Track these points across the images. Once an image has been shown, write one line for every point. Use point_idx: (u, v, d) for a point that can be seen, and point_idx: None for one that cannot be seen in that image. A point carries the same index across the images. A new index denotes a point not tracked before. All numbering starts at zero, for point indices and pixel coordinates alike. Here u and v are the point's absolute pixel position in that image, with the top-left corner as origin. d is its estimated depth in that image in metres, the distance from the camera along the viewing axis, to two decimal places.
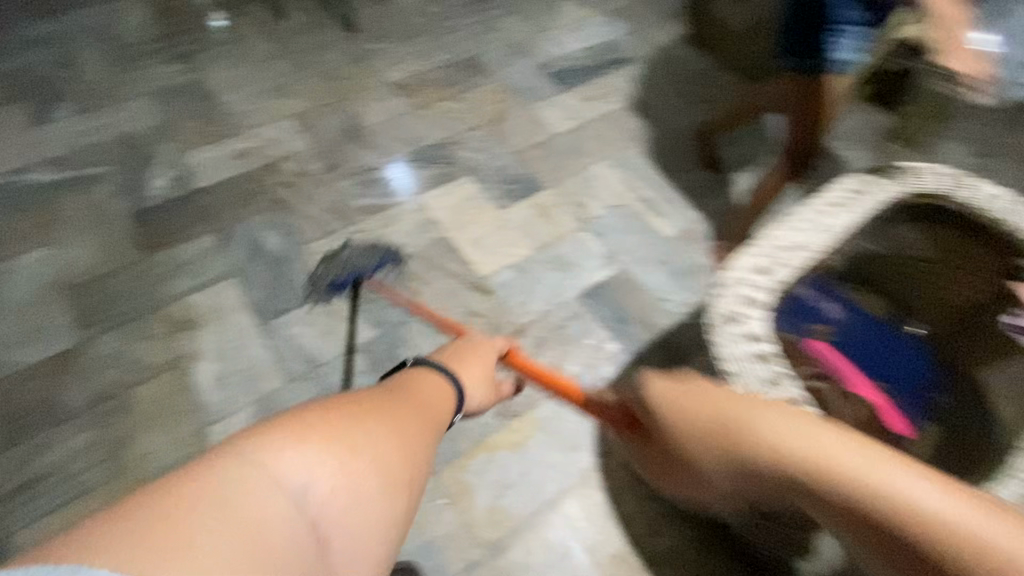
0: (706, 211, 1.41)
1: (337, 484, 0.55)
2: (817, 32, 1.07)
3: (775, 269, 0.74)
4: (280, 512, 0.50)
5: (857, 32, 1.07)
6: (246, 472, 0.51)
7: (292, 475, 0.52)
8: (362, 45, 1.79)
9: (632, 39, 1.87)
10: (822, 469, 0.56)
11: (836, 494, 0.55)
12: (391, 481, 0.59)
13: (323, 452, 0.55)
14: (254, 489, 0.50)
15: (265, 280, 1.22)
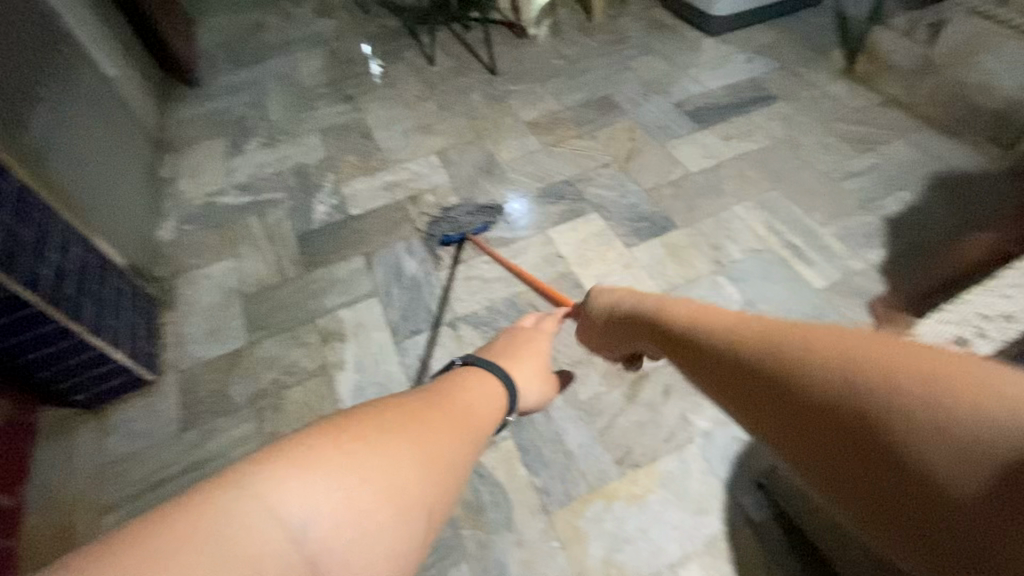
0: (864, 261, 1.27)
1: (365, 505, 0.38)
2: None
3: (976, 341, 0.62)
4: (266, 548, 0.33)
5: None
6: (225, 504, 0.35)
7: (292, 506, 0.36)
8: (501, 87, 1.91)
9: (778, 76, 1.77)
10: (864, 363, 0.29)
11: (821, 392, 0.31)
12: (404, 500, 0.40)
13: (353, 472, 0.39)
14: (241, 523, 0.34)
15: (402, 302, 1.32)
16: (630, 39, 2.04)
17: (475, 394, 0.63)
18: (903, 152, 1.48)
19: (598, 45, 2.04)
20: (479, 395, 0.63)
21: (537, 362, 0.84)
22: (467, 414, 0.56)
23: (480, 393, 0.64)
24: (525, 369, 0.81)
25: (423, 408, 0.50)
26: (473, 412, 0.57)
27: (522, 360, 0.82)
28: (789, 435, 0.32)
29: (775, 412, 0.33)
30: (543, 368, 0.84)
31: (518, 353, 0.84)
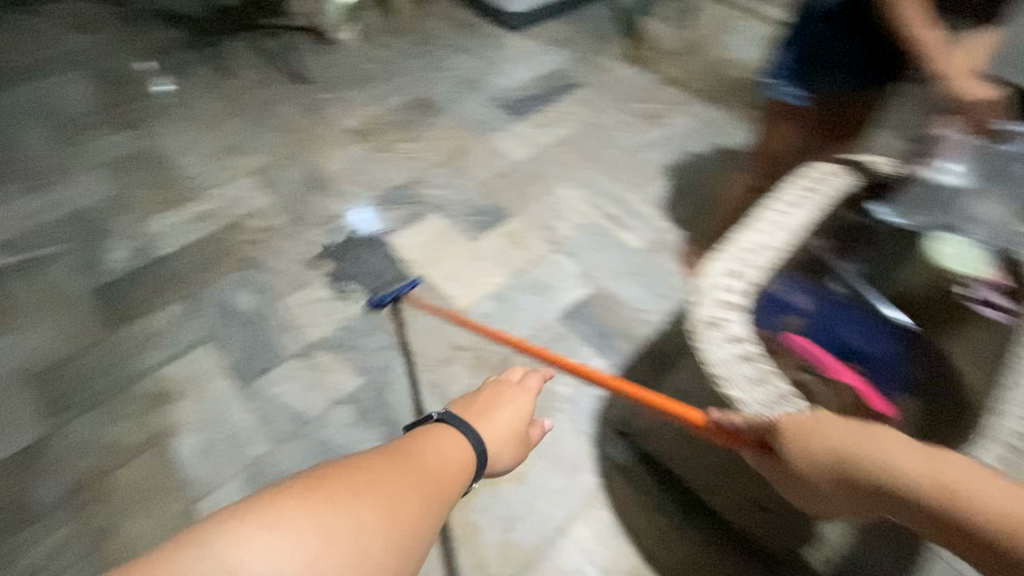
0: (669, 219, 1.48)
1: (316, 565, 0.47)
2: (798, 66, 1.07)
3: (745, 272, 0.76)
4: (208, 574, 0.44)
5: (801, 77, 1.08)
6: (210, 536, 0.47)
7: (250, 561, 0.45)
8: (314, 96, 1.82)
9: (575, 65, 1.95)
10: (952, 491, 0.50)
11: (954, 522, 0.49)
12: (381, 531, 0.52)
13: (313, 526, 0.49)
14: (209, 561, 0.45)
15: (241, 342, 1.20)
16: (438, 38, 2.08)
17: (444, 455, 0.67)
18: (681, 123, 1.74)
19: (408, 46, 2.04)
20: (447, 450, 0.68)
21: (513, 423, 0.87)
22: (429, 470, 0.63)
23: (439, 453, 0.67)
24: (500, 427, 0.84)
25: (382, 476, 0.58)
26: (435, 470, 0.64)
27: (501, 413, 0.87)
28: (925, 524, 0.51)
29: (916, 521, 0.51)
30: (518, 433, 0.87)
31: (492, 409, 0.87)
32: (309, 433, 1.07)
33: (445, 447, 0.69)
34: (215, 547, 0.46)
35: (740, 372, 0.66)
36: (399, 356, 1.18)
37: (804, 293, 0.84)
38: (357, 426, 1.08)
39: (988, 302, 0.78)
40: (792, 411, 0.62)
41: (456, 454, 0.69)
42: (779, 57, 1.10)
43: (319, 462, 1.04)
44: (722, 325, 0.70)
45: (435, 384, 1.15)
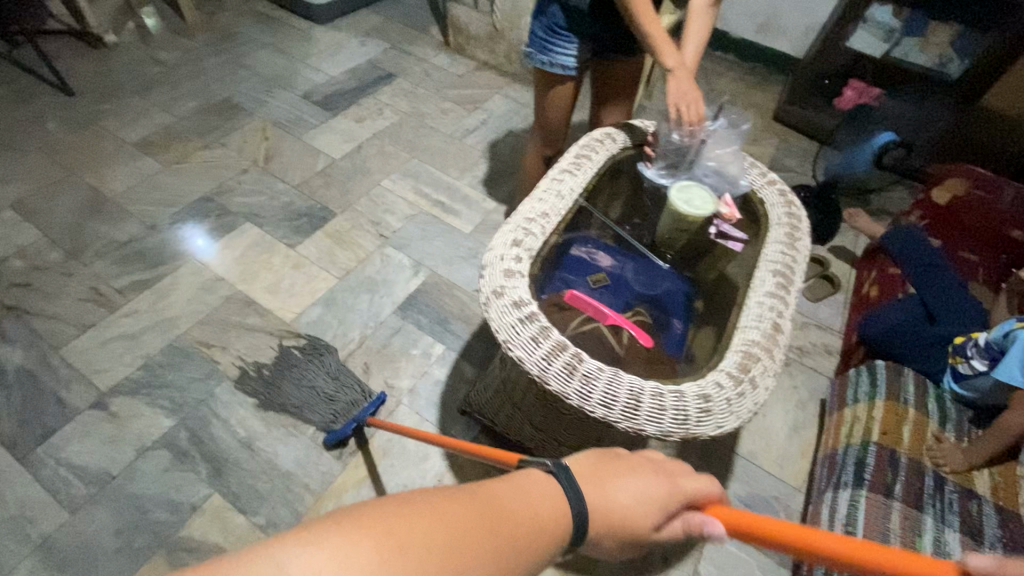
0: (496, 199, 1.52)
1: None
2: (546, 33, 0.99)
3: (525, 239, 0.80)
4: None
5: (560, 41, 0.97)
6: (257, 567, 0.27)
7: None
8: (86, 108, 1.57)
9: (391, 55, 1.91)
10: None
11: None
12: None
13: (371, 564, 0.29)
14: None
15: (13, 406, 1.01)
16: (236, 35, 1.91)
17: (537, 500, 0.40)
18: (500, 105, 1.80)
19: (202, 45, 1.85)
20: (534, 496, 0.40)
21: (649, 499, 0.46)
22: (515, 518, 0.37)
23: (529, 489, 0.41)
24: (621, 501, 0.44)
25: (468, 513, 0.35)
26: (538, 538, 0.37)
27: (622, 485, 0.45)
28: None
29: None
30: (659, 509, 0.46)
31: (612, 473, 0.46)
32: (113, 491, 0.94)
33: (541, 493, 0.41)
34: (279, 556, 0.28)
35: (521, 332, 0.70)
36: (219, 385, 1.08)
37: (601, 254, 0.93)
38: (175, 470, 0.97)
39: (727, 235, 0.94)
40: (566, 358, 0.67)
41: (554, 502, 0.41)
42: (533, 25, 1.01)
43: (129, 521, 0.92)
44: (504, 293, 0.73)
45: (264, 406, 1.07)
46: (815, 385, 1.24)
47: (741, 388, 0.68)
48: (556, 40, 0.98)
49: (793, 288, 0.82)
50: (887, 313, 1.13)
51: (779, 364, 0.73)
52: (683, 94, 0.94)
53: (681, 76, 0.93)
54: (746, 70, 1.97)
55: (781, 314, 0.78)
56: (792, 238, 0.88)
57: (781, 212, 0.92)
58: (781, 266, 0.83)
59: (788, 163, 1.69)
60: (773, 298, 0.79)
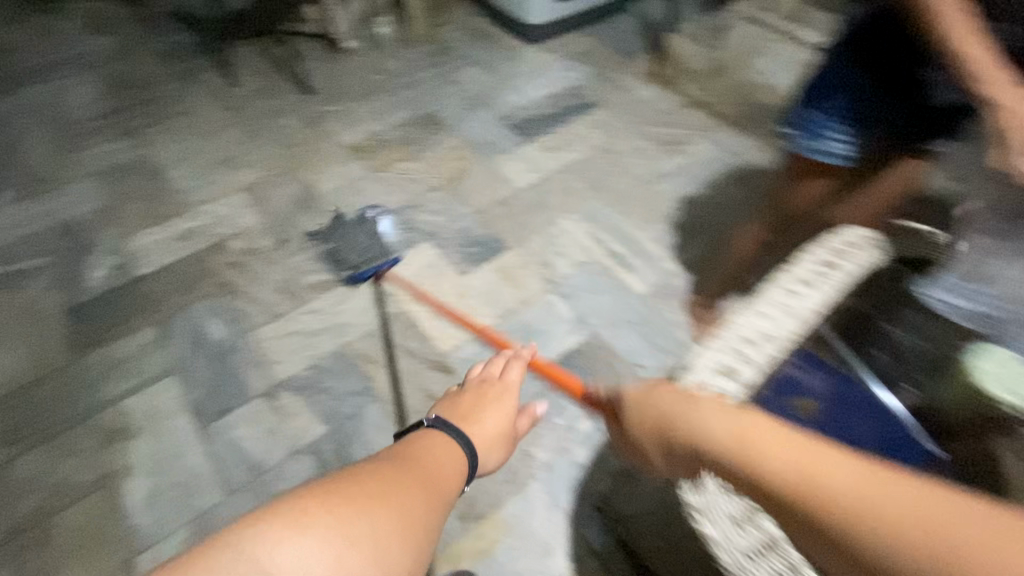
0: (679, 262, 1.35)
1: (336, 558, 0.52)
2: (815, 119, 0.89)
3: (740, 368, 0.64)
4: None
5: (833, 128, 0.87)
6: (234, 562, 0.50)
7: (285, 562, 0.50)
8: (317, 108, 1.75)
9: (594, 83, 1.83)
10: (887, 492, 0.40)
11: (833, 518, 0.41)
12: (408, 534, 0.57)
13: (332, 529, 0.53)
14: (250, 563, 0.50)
15: (207, 377, 1.13)
16: (451, 49, 1.98)
17: (444, 458, 0.71)
18: (704, 152, 1.60)
19: (420, 57, 1.96)
20: (441, 452, 0.71)
21: (498, 419, 0.84)
22: (444, 476, 0.68)
23: (443, 446, 0.73)
24: (486, 429, 0.81)
25: (384, 474, 0.62)
26: (440, 479, 0.67)
27: (486, 419, 0.83)
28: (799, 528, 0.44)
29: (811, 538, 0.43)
30: (505, 432, 0.84)
31: (479, 413, 0.83)
32: (263, 485, 1.01)
33: (441, 451, 0.72)
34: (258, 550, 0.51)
35: (721, 506, 0.57)
36: (369, 405, 1.10)
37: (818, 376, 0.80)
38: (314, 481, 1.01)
39: None
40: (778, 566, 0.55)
41: (443, 452, 0.72)
42: (797, 110, 0.92)
43: None
44: None
45: None
46: None
47: None
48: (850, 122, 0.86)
49: None
50: None
51: None
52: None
53: None
54: None
55: None
56: None
57: None
58: None
59: None
60: None
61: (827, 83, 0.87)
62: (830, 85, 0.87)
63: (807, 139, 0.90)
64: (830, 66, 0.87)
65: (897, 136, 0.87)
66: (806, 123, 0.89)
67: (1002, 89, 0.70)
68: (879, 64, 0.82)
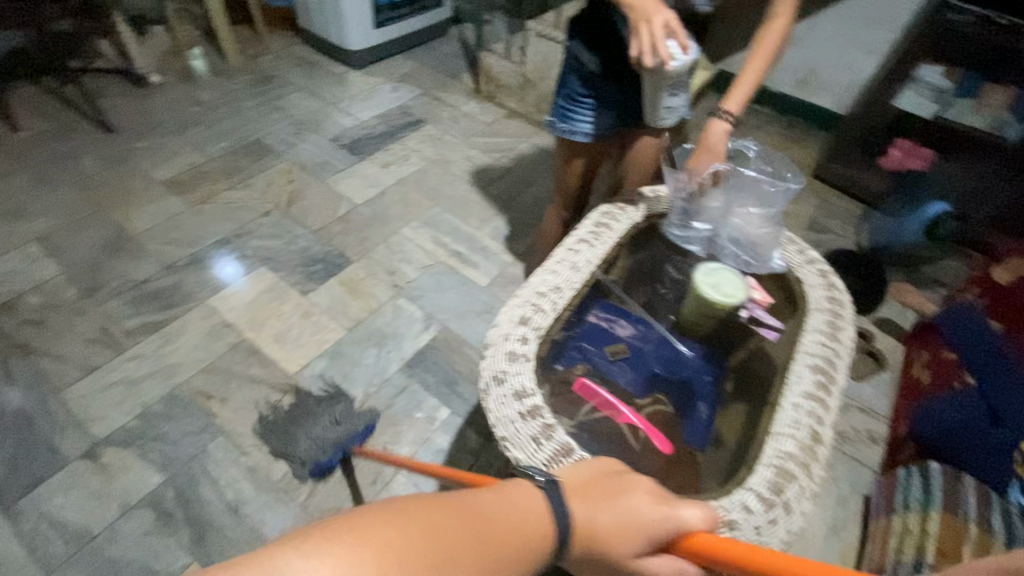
0: (515, 252, 1.48)
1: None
2: (564, 105, 1.10)
3: (535, 316, 0.74)
4: None
5: (575, 111, 1.09)
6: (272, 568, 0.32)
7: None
8: (123, 145, 1.61)
9: (421, 101, 1.93)
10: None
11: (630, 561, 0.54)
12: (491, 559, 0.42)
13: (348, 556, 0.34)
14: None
15: (6, 451, 0.99)
16: (273, 77, 1.96)
17: (522, 516, 0.47)
18: (527, 154, 1.77)
19: (240, 87, 1.90)
20: (523, 515, 0.47)
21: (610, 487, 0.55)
22: (499, 530, 0.44)
23: (524, 506, 0.48)
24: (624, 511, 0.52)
25: (433, 529, 0.40)
26: (497, 534, 0.44)
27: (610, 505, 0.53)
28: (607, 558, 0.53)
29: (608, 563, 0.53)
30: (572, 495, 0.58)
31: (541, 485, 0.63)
32: (91, 552, 0.90)
33: (525, 507, 0.48)
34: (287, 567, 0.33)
35: (522, 431, 0.63)
36: (213, 441, 1.04)
37: (624, 322, 0.89)
38: (156, 533, 0.93)
39: (761, 320, 0.86)
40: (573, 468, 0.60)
41: (531, 512, 0.48)
42: (555, 100, 1.13)
43: None
44: (506, 379, 0.67)
45: (254, 468, 1.02)
46: (857, 480, 1.11)
47: (770, 513, 0.61)
48: (586, 104, 1.08)
49: (836, 391, 0.74)
50: (944, 408, 0.99)
51: (817, 483, 0.66)
52: (659, 12, 0.88)
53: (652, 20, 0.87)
54: (783, 122, 1.88)
55: (820, 420, 0.70)
56: (836, 326, 0.80)
57: (822, 294, 0.84)
58: (822, 361, 0.76)
59: (828, 225, 1.60)
60: (812, 401, 0.71)
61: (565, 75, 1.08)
62: (568, 76, 1.08)
63: (562, 123, 1.11)
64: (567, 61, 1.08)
65: (626, 114, 1.08)
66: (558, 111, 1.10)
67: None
68: (598, 51, 1.04)
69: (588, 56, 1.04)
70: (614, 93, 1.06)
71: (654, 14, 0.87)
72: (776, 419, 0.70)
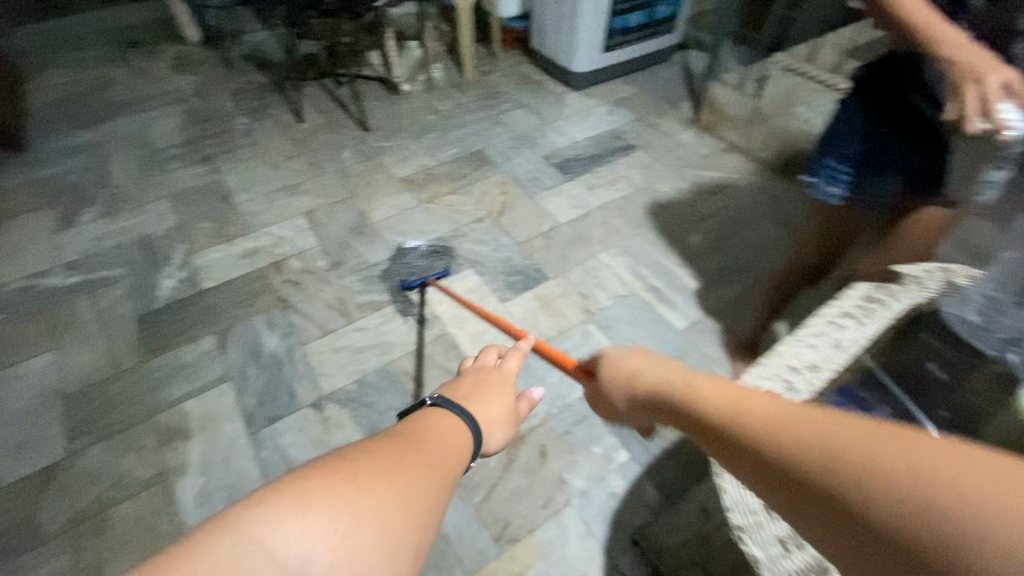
0: (719, 300, 1.36)
1: (346, 546, 0.41)
2: (829, 164, 0.97)
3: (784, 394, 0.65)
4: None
5: (842, 173, 0.97)
6: (226, 544, 0.39)
7: (287, 545, 0.40)
8: (374, 143, 1.87)
9: (636, 127, 1.90)
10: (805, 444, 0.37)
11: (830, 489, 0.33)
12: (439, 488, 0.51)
13: (343, 514, 0.42)
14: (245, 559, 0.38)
15: (260, 385, 1.20)
16: (500, 94, 2.11)
17: (442, 429, 0.61)
18: (744, 195, 1.63)
19: (471, 100, 2.08)
20: (449, 436, 0.60)
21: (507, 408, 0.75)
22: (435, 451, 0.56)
23: (446, 432, 0.60)
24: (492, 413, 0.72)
25: (397, 456, 0.51)
26: (447, 453, 0.57)
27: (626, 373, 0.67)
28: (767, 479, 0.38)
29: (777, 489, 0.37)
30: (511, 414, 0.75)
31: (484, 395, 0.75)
32: None
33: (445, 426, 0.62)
34: (248, 529, 0.40)
35: (767, 528, 0.57)
36: None
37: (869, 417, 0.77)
38: None
39: None
40: None
41: (458, 436, 0.62)
42: (816, 156, 1.00)
43: None
44: None
45: None
46: None
47: None
48: (860, 173, 0.95)
49: None
50: None
51: None
52: (999, 70, 0.72)
53: (990, 79, 0.71)
54: None
55: None
56: None
57: None
58: None
59: None
60: None
61: (834, 131, 0.96)
62: (839, 134, 0.95)
63: (826, 184, 0.99)
64: (841, 114, 0.95)
65: (918, 181, 0.90)
66: (819, 171, 0.98)
67: (949, 39, 0.73)
68: (880, 111, 0.89)
69: (869, 113, 0.90)
70: (904, 158, 0.89)
71: (992, 73, 0.71)
72: None
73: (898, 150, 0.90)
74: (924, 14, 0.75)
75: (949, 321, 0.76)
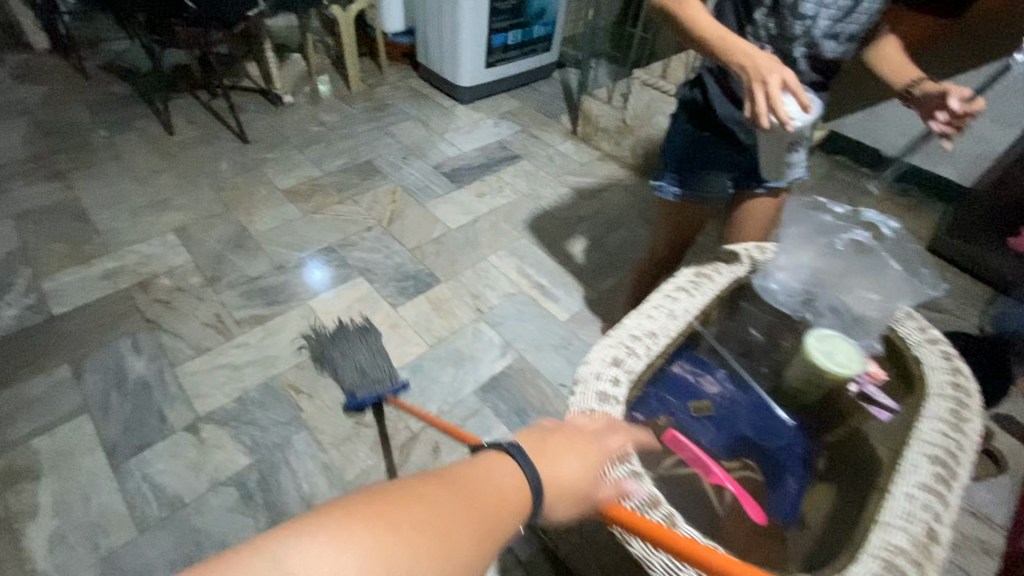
0: (598, 292, 1.48)
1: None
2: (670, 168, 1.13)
3: (627, 359, 0.74)
4: None
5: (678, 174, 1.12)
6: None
7: None
8: (254, 155, 1.81)
9: (521, 138, 2.01)
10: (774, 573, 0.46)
11: None
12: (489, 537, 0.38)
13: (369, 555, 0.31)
14: None
15: (125, 412, 1.11)
16: (389, 106, 2.13)
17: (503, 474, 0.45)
18: (618, 197, 1.79)
19: (359, 112, 2.08)
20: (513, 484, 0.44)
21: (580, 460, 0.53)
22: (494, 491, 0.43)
23: (501, 471, 0.45)
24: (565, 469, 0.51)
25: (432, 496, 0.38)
26: (500, 494, 0.43)
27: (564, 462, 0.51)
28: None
29: None
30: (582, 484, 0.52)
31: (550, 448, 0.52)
32: (181, 519, 0.98)
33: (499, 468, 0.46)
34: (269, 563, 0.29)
35: None
36: (297, 433, 1.11)
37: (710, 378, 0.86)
38: (238, 511, 0.99)
39: (873, 398, 0.80)
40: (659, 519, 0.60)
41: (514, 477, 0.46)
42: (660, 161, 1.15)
43: (185, 554, 0.94)
44: (595, 420, 0.66)
45: (330, 465, 1.07)
46: None
47: None
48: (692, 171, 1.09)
49: (959, 486, 0.67)
50: None
51: None
52: (776, 71, 0.81)
53: (767, 79, 0.80)
54: (898, 189, 1.77)
55: (940, 518, 0.64)
56: (960, 415, 0.73)
57: (944, 378, 0.77)
58: (942, 450, 0.69)
59: (943, 304, 1.47)
60: (929, 494, 0.65)
61: (670, 140, 1.11)
62: (672, 142, 1.10)
63: (669, 185, 1.14)
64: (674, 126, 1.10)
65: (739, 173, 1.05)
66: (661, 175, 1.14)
67: (734, 48, 0.84)
68: (700, 121, 1.04)
69: (691, 124, 1.05)
70: (722, 157, 1.05)
71: (769, 73, 0.81)
72: (887, 508, 0.64)
73: (715, 152, 1.04)
74: (715, 31, 0.86)
75: (760, 291, 0.90)
